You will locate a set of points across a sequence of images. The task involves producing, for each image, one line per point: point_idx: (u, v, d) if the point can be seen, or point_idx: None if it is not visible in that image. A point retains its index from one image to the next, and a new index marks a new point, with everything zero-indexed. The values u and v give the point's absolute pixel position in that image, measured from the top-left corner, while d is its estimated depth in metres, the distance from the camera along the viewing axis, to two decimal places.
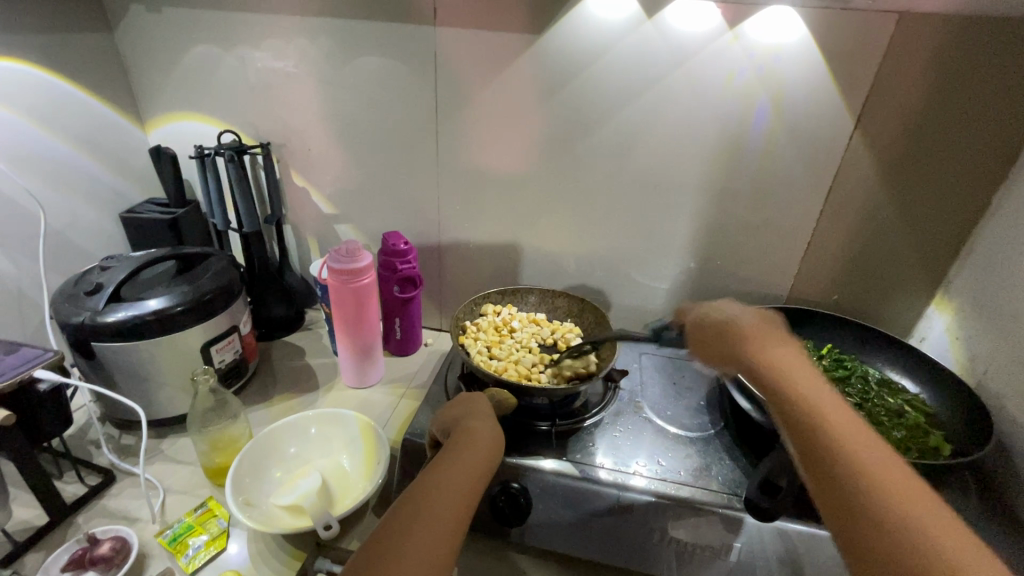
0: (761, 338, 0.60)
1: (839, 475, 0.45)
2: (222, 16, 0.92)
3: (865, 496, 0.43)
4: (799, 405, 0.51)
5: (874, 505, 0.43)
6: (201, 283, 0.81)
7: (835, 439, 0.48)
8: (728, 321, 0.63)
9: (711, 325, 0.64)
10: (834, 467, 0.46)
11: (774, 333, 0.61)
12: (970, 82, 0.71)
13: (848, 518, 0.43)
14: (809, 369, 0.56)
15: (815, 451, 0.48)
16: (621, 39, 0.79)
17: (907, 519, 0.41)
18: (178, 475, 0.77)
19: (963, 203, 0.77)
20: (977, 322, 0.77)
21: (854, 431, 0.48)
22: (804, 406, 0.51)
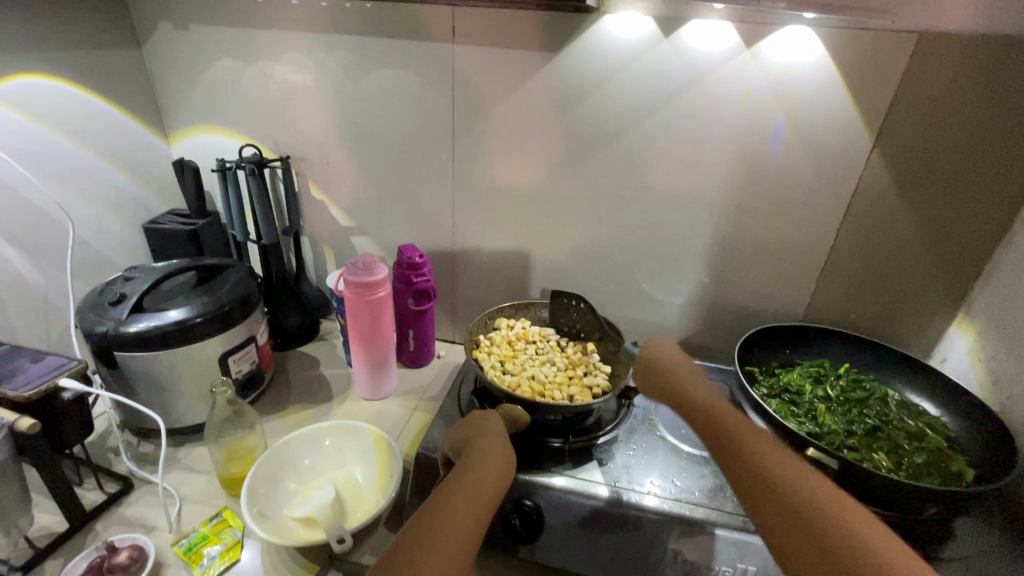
0: (683, 378, 0.68)
1: (759, 479, 0.50)
2: (246, 34, 0.94)
3: (783, 494, 0.48)
4: (720, 429, 0.57)
5: (792, 500, 0.47)
6: (220, 294, 0.82)
7: (753, 454, 0.53)
8: (655, 356, 0.73)
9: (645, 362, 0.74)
10: (751, 469, 0.51)
11: (689, 369, 0.70)
12: (992, 101, 0.70)
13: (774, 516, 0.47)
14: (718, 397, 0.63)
15: (731, 461, 0.53)
16: (637, 57, 0.80)
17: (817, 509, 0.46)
18: (194, 484, 0.78)
19: (985, 223, 0.76)
20: (1000, 344, 0.75)
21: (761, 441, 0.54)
22: (728, 428, 0.57)
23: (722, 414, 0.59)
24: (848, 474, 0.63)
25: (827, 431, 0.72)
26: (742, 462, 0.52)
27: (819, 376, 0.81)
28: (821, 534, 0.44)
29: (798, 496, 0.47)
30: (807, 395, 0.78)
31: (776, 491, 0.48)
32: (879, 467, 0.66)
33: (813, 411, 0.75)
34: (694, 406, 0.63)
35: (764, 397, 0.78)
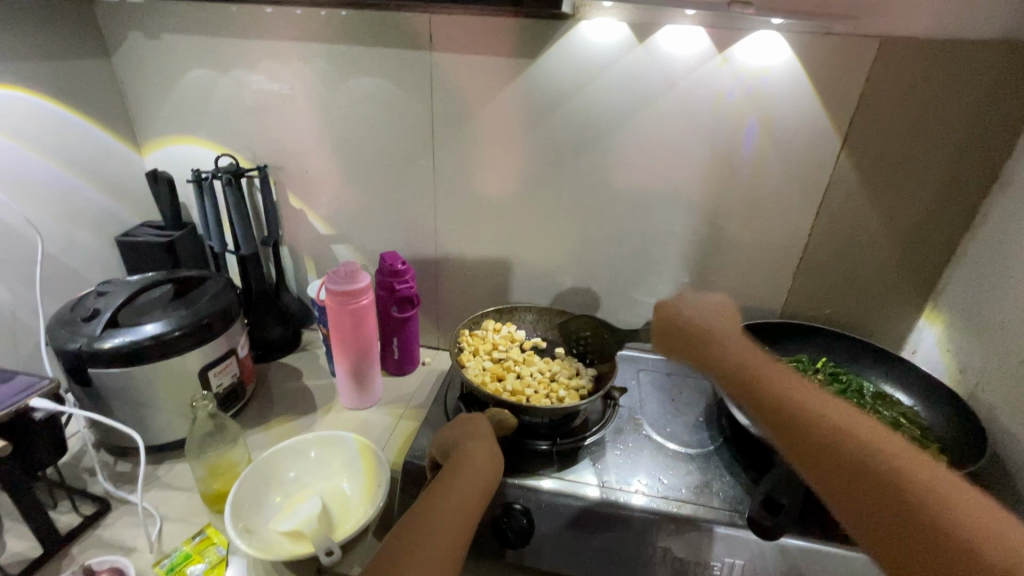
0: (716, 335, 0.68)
1: (818, 437, 0.53)
2: (220, 42, 0.93)
3: (850, 446, 0.51)
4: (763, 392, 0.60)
5: (853, 451, 0.51)
6: (198, 306, 0.80)
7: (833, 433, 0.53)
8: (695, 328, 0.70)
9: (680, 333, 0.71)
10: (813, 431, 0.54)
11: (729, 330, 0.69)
12: (951, 100, 0.73)
13: (825, 469, 0.52)
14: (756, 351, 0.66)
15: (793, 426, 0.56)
16: (613, 62, 0.81)
17: (877, 457, 0.50)
18: (175, 502, 0.76)
19: (949, 217, 0.80)
20: (966, 334, 0.78)
21: (822, 401, 0.57)
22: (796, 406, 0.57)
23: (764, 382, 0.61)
24: None
25: None
26: (802, 428, 0.55)
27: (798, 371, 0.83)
28: (882, 477, 0.49)
29: (854, 446, 0.51)
30: None
31: (835, 446, 0.52)
32: None
33: None
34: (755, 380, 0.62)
35: None
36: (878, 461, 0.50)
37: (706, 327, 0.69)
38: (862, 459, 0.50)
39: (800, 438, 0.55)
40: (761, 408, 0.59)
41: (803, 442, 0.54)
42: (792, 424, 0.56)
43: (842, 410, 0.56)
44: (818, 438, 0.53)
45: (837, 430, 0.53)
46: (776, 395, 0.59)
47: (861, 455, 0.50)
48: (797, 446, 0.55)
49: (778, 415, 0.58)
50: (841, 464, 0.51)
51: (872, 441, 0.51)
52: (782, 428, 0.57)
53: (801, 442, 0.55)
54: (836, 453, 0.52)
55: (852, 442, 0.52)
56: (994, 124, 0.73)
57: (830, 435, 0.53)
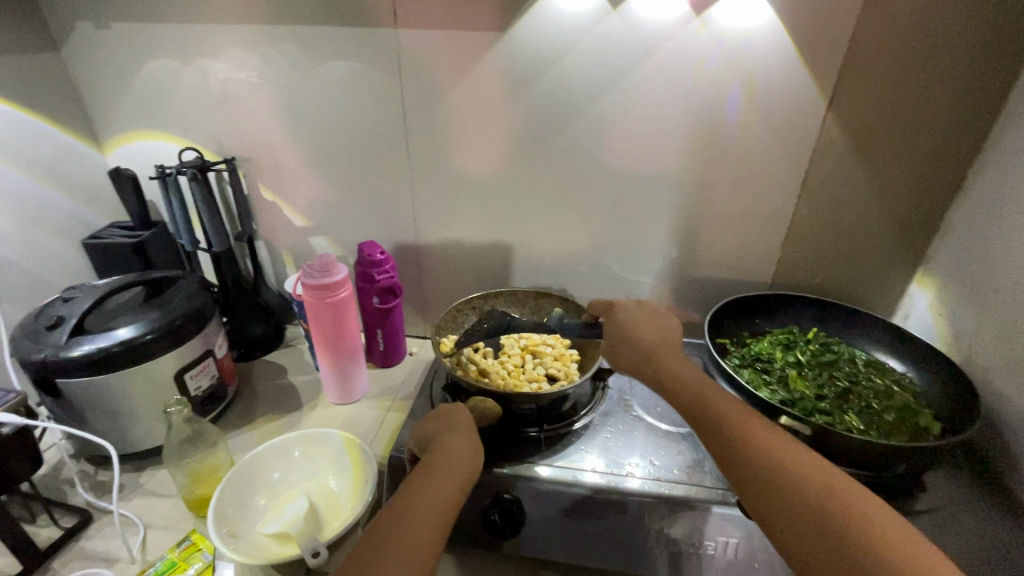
0: (662, 354, 0.67)
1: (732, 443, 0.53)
2: (174, 30, 0.88)
3: (756, 459, 0.50)
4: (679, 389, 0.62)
5: (763, 463, 0.50)
6: (170, 308, 0.78)
7: (733, 430, 0.54)
8: (643, 338, 0.70)
9: (626, 340, 0.71)
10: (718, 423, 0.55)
11: (662, 340, 0.70)
12: (940, 57, 0.70)
13: (747, 479, 0.50)
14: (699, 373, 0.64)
15: (701, 420, 0.57)
16: (587, 31, 0.77)
17: (807, 480, 0.48)
18: (159, 509, 0.74)
19: (942, 177, 0.77)
20: (958, 298, 0.77)
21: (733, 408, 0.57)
22: (703, 406, 0.58)
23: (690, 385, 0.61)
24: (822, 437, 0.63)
25: (800, 397, 0.72)
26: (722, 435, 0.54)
27: (789, 343, 0.81)
28: (800, 492, 0.47)
29: (775, 464, 0.50)
30: (778, 361, 0.78)
31: (749, 451, 0.52)
32: (850, 429, 0.67)
33: (784, 378, 0.76)
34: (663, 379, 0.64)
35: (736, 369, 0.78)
36: (785, 473, 0.49)
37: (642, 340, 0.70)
38: (788, 484, 0.48)
39: (716, 438, 0.55)
40: (697, 418, 0.58)
41: (723, 438, 0.54)
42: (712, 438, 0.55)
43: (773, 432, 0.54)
44: (738, 451, 0.52)
45: (758, 448, 0.51)
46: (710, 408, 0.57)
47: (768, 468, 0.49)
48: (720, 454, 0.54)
49: (725, 450, 0.53)
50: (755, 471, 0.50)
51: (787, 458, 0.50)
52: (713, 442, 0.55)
53: (728, 453, 0.53)
54: (751, 467, 0.50)
55: (797, 482, 0.47)
56: (985, 78, 0.70)
57: (741, 444, 0.52)
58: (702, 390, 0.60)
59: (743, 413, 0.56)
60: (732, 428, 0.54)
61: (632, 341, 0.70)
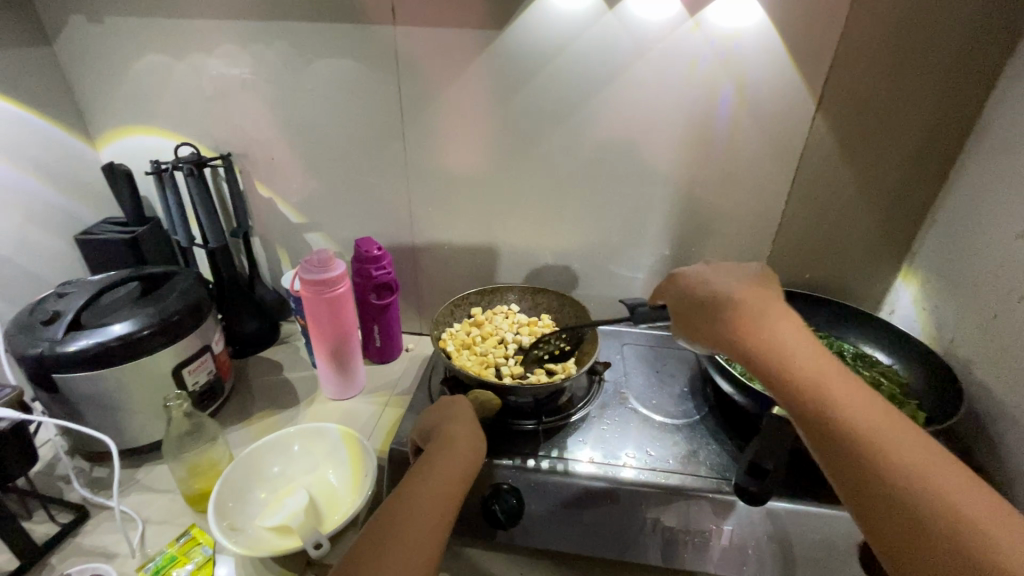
0: (756, 323, 0.52)
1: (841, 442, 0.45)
2: (169, 24, 0.88)
3: (890, 486, 0.42)
4: (788, 371, 0.49)
5: (904, 490, 0.42)
6: (166, 303, 0.77)
7: (863, 440, 0.44)
8: (717, 297, 0.55)
9: (692, 298, 0.58)
10: (842, 430, 0.45)
11: (760, 297, 0.54)
12: (924, 59, 0.73)
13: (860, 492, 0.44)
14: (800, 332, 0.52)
15: (815, 419, 0.47)
16: (582, 30, 0.79)
17: (968, 521, 0.39)
18: (157, 505, 0.74)
19: (926, 175, 0.80)
20: (941, 292, 0.79)
21: (848, 387, 0.47)
22: (820, 399, 0.47)
23: (800, 370, 0.48)
24: None
25: None
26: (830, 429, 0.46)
27: None
28: (963, 547, 0.39)
29: (928, 497, 0.41)
30: None
31: (890, 473, 0.43)
32: None
33: None
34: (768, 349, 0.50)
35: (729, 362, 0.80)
36: (909, 487, 0.42)
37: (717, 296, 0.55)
38: (940, 530, 0.40)
39: (839, 450, 0.45)
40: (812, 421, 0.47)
41: (850, 452, 0.44)
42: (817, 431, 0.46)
43: (890, 418, 0.46)
44: (855, 457, 0.44)
45: (882, 453, 0.43)
46: (811, 391, 0.47)
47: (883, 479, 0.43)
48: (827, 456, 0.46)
49: (854, 472, 0.44)
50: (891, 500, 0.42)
51: (913, 460, 0.43)
52: (820, 438, 0.46)
53: (857, 469, 0.44)
54: (889, 496, 0.42)
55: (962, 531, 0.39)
56: (966, 80, 0.73)
57: (877, 465, 0.43)
58: (820, 382, 0.48)
59: (878, 413, 0.46)
60: (864, 440, 0.44)
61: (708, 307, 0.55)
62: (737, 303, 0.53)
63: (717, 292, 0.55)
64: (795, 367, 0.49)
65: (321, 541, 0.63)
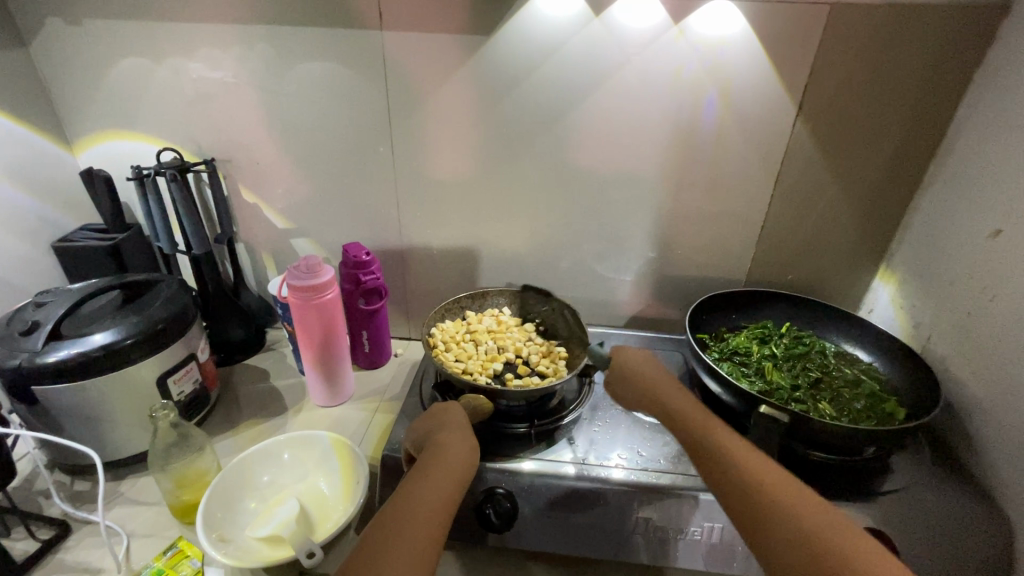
0: (659, 382, 0.69)
1: (742, 486, 0.52)
2: (150, 27, 0.86)
3: (740, 478, 0.53)
4: (676, 416, 0.64)
5: (747, 479, 0.52)
6: (151, 311, 0.76)
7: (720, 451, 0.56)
8: (634, 365, 0.72)
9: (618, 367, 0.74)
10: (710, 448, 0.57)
11: (662, 371, 0.72)
12: (899, 67, 0.75)
13: (744, 513, 0.51)
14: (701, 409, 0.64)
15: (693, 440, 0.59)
16: (569, 36, 0.80)
17: (792, 502, 0.49)
18: (142, 518, 0.73)
19: (903, 178, 0.83)
20: (917, 291, 0.82)
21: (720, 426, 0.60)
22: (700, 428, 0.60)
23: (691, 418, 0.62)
24: (799, 425, 0.66)
25: (776, 387, 0.75)
26: (721, 466, 0.55)
27: (764, 336, 0.85)
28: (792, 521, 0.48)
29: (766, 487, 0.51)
30: (755, 354, 0.82)
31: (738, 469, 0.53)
32: (824, 416, 0.71)
33: (761, 369, 0.79)
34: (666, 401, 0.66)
35: (716, 362, 0.81)
36: (777, 500, 0.50)
37: (649, 382, 0.70)
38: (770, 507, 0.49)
39: (709, 460, 0.56)
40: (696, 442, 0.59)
41: (713, 458, 0.56)
42: (720, 481, 0.54)
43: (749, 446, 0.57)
44: (721, 464, 0.55)
45: (740, 463, 0.54)
46: (725, 450, 0.56)
47: (759, 496, 0.51)
48: (715, 479, 0.55)
49: (717, 473, 0.55)
50: (740, 489, 0.52)
51: (775, 477, 0.52)
52: (711, 471, 0.56)
53: (718, 469, 0.55)
54: (737, 483, 0.52)
55: (786, 507, 0.49)
56: (938, 87, 0.76)
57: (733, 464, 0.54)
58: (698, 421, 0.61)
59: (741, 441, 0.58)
60: (723, 451, 0.56)
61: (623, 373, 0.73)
62: (643, 370, 0.72)
63: (637, 364, 0.73)
64: (713, 433, 0.59)
65: (315, 549, 0.63)
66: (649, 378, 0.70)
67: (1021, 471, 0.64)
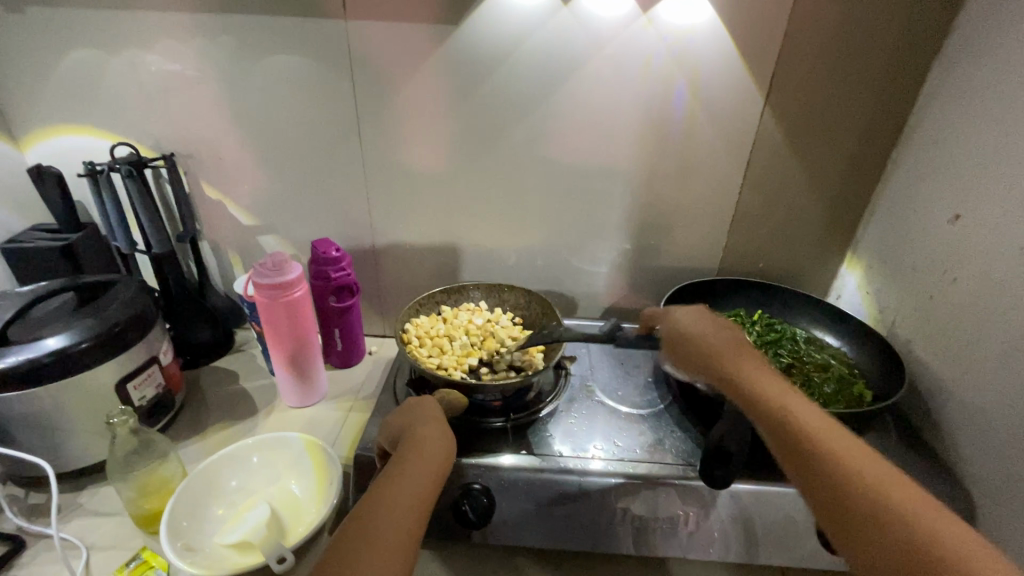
0: (720, 347, 0.60)
1: (825, 475, 0.45)
2: (99, 15, 0.82)
3: (820, 462, 0.46)
4: (739, 384, 0.55)
5: (828, 462, 0.46)
6: (107, 313, 0.73)
7: (796, 426, 0.49)
8: (687, 330, 0.63)
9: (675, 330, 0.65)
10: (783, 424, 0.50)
11: (725, 333, 0.62)
12: (862, 56, 0.77)
13: (829, 502, 0.44)
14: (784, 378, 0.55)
15: (759, 412, 0.52)
16: (538, 25, 0.79)
17: (884, 491, 0.43)
18: (103, 529, 0.70)
19: (867, 166, 0.84)
20: (883, 277, 0.84)
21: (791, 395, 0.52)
22: (767, 400, 0.52)
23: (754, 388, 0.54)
24: None
25: None
26: (800, 446, 0.48)
27: (737, 324, 0.86)
28: (884, 514, 0.42)
29: (851, 474, 0.44)
30: None
31: (817, 450, 0.47)
32: None
33: None
34: (733, 368, 0.57)
35: None
36: (864, 490, 0.43)
37: (711, 350, 0.60)
38: (860, 497, 0.43)
39: (784, 439, 0.49)
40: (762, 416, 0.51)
41: (786, 438, 0.49)
42: (799, 469, 0.47)
43: (829, 422, 0.49)
44: (794, 441, 0.48)
45: (817, 440, 0.47)
46: (796, 427, 0.48)
47: (844, 485, 0.44)
48: (793, 460, 0.48)
49: (797, 455, 0.48)
50: (823, 476, 0.45)
51: (854, 461, 0.45)
52: (785, 449, 0.49)
53: (792, 449, 0.48)
54: (820, 469, 0.46)
55: (876, 499, 0.43)
56: (900, 76, 0.77)
57: (811, 445, 0.47)
58: (770, 391, 0.53)
59: (819, 415, 0.50)
60: (799, 430, 0.48)
61: (682, 336, 0.64)
62: (699, 334, 0.62)
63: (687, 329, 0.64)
64: (790, 412, 0.50)
65: (286, 554, 0.61)
66: (699, 342, 0.62)
67: (982, 449, 0.66)
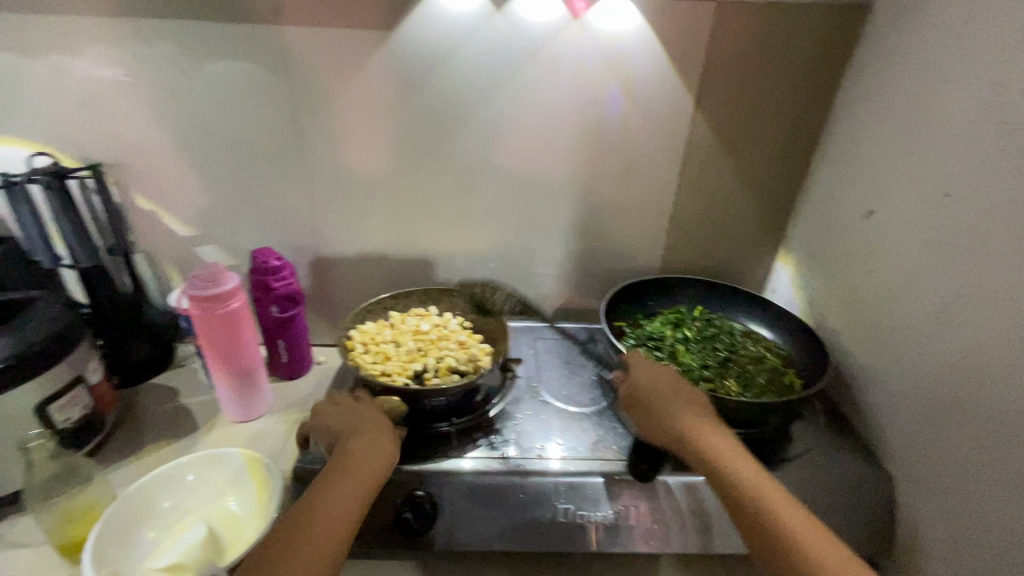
0: (676, 413, 0.65)
1: (780, 546, 0.51)
2: (11, 19, 0.78)
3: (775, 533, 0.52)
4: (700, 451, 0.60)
5: (778, 530, 0.52)
6: (25, 331, 0.68)
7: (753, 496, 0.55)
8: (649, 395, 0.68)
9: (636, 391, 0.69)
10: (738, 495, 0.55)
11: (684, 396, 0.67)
12: (781, 62, 0.80)
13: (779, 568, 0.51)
14: (737, 446, 0.61)
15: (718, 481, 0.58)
16: (473, 32, 0.79)
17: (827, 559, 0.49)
18: (25, 561, 0.66)
19: (793, 166, 0.88)
20: (811, 271, 0.88)
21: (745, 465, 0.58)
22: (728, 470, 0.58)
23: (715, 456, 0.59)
24: (704, 403, 0.69)
25: (685, 368, 0.79)
26: (752, 519, 0.54)
27: (678, 321, 0.89)
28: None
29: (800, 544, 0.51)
30: (668, 338, 0.85)
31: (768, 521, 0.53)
32: (728, 392, 0.75)
33: (674, 351, 0.83)
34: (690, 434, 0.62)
35: (632, 348, 0.83)
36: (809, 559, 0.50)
37: (674, 417, 0.64)
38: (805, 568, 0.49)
39: (740, 509, 0.55)
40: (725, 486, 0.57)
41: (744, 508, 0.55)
42: (755, 536, 0.53)
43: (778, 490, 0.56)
44: (751, 511, 0.54)
45: (771, 512, 0.53)
46: (751, 498, 0.55)
47: (793, 555, 0.50)
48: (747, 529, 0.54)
49: (750, 526, 0.54)
50: (776, 546, 0.51)
51: (799, 529, 0.52)
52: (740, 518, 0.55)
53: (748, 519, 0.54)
54: (773, 541, 0.52)
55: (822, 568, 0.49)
56: (816, 81, 0.82)
57: (763, 515, 0.53)
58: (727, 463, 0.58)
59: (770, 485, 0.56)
60: (757, 502, 0.54)
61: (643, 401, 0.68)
62: (662, 397, 0.67)
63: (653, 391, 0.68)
64: (742, 486, 0.56)
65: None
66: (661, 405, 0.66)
67: (899, 430, 0.70)
